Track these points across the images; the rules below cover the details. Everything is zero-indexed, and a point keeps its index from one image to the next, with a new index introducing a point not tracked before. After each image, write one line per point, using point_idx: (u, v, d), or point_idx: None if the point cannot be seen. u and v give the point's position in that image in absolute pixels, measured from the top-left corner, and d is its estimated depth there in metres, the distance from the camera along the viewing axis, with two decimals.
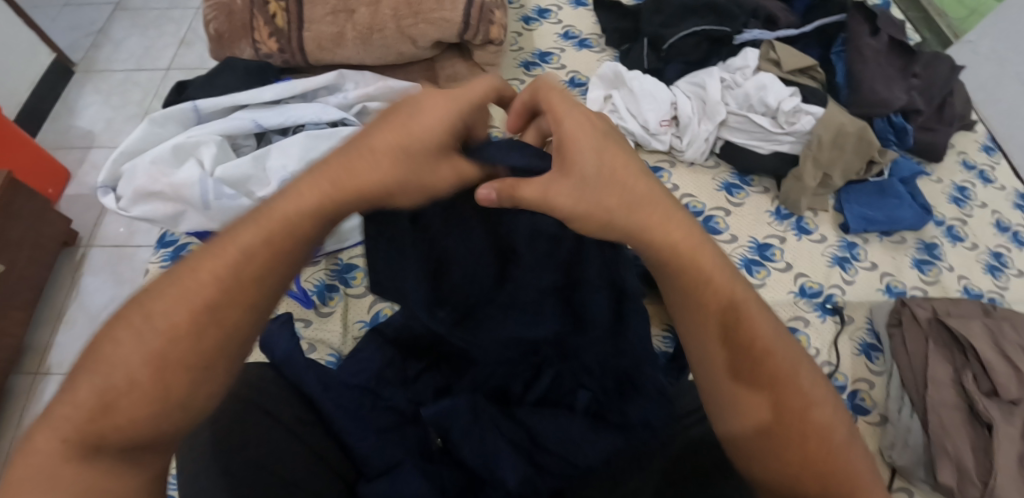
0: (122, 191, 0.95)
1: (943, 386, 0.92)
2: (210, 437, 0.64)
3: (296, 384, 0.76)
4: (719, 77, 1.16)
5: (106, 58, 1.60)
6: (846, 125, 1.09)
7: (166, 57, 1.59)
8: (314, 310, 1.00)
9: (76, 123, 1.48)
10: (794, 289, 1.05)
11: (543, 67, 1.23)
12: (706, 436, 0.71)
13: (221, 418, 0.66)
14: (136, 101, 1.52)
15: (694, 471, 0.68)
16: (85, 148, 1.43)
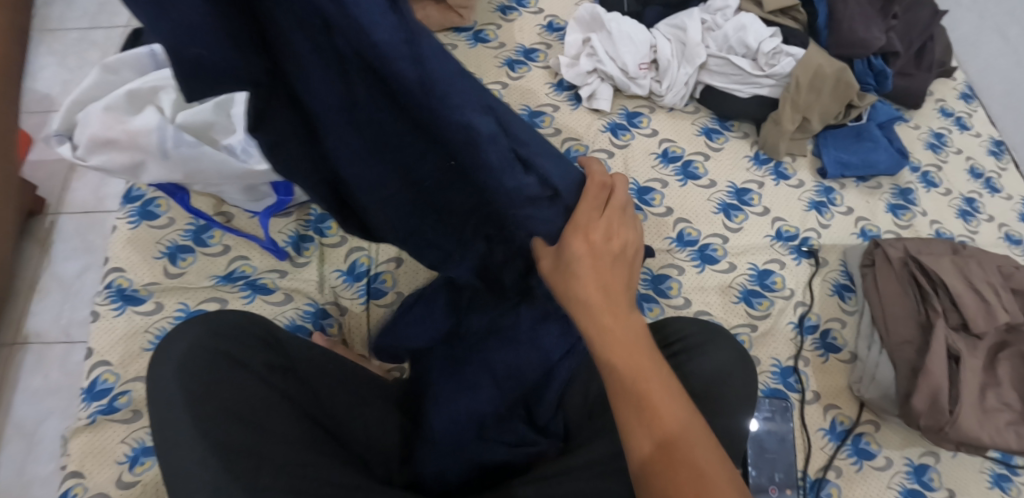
0: (78, 139, 0.87)
1: (906, 322, 0.94)
2: (179, 387, 0.66)
3: (266, 331, 0.77)
4: (701, 19, 1.13)
5: (59, 17, 1.62)
6: (824, 67, 1.07)
7: (124, 14, 1.62)
8: (289, 261, 0.98)
9: (33, 87, 1.52)
10: (770, 233, 1.06)
11: (520, 12, 1.19)
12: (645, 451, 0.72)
13: (188, 369, 0.68)
14: (92, 61, 1.55)
15: None
16: (44, 113, 1.49)
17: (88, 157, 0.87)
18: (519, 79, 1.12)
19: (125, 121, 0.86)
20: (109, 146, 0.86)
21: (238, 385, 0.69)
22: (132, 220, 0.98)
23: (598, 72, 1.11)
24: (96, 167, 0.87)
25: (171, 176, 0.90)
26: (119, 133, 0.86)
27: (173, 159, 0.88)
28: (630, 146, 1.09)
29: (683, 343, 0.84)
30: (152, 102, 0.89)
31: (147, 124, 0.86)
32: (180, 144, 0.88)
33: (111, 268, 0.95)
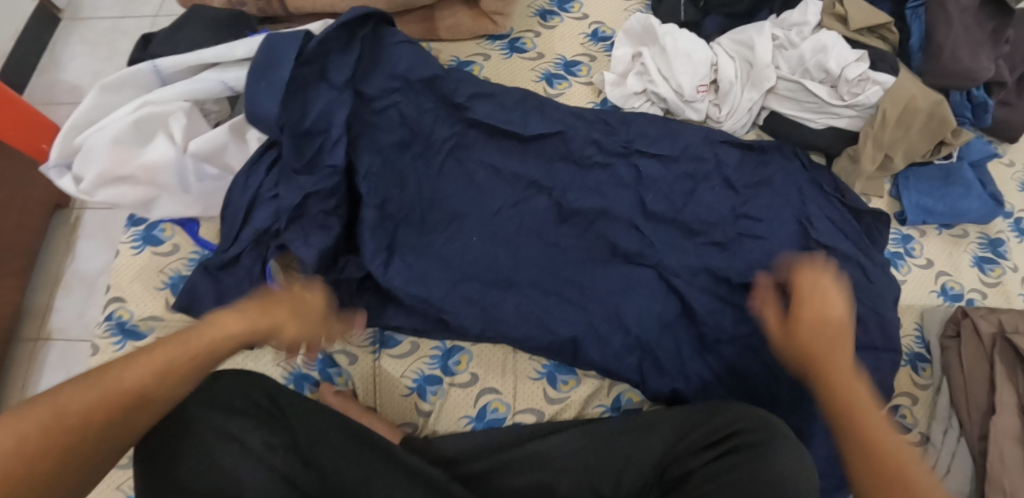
0: (81, 172, 0.79)
1: (1009, 412, 0.82)
2: (176, 463, 0.64)
3: (273, 396, 0.73)
4: (771, 34, 0.98)
5: (91, 4, 1.50)
6: (917, 99, 0.92)
7: (154, 2, 1.49)
8: None
9: (62, 77, 1.41)
10: (934, 289, 0.96)
11: (561, 17, 1.06)
12: (740, 424, 0.74)
13: (184, 451, 0.65)
14: (123, 52, 1.44)
15: (735, 447, 0.72)
16: (70, 104, 1.38)
17: (94, 193, 0.79)
18: (558, 97, 1.00)
19: (136, 154, 0.79)
20: (121, 181, 0.79)
21: (236, 465, 0.66)
22: (136, 245, 0.90)
23: (649, 94, 0.98)
24: (103, 203, 0.80)
25: (188, 212, 0.83)
26: (133, 169, 0.79)
27: (194, 194, 0.83)
28: (667, 165, 0.94)
29: (744, 437, 0.72)
30: (163, 128, 0.82)
31: (165, 158, 0.79)
32: (202, 178, 0.83)
33: (111, 299, 0.87)
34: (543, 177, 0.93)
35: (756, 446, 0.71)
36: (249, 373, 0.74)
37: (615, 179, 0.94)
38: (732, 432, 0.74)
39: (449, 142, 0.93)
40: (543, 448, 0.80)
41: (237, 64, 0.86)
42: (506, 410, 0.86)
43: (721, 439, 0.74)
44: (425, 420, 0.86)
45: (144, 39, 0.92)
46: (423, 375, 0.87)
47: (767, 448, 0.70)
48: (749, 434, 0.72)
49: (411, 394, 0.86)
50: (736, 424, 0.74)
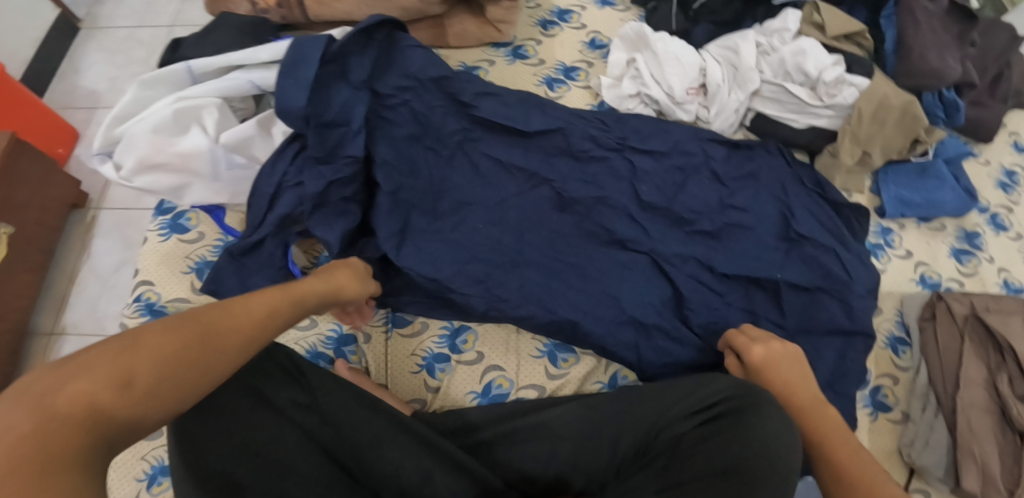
0: (122, 160, 0.86)
1: (975, 386, 0.89)
2: (210, 416, 0.72)
3: (297, 363, 0.80)
4: (755, 41, 1.06)
5: (109, 15, 1.58)
6: (891, 98, 0.99)
7: (169, 13, 1.57)
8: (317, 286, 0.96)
9: (81, 82, 1.50)
10: (914, 277, 1.02)
11: (560, 26, 1.15)
12: (728, 390, 0.80)
13: (218, 406, 0.73)
14: (140, 60, 1.52)
15: (722, 412, 0.78)
16: (90, 109, 1.46)
17: (133, 178, 0.87)
18: (558, 99, 1.07)
19: (172, 143, 0.87)
20: (157, 168, 0.87)
21: (263, 421, 0.74)
22: (163, 232, 0.97)
23: (643, 96, 1.06)
24: (141, 188, 0.87)
25: (216, 198, 0.91)
26: (169, 157, 0.87)
27: (223, 182, 0.91)
28: (659, 160, 1.01)
29: (729, 404, 0.78)
30: (196, 121, 0.89)
31: (198, 147, 0.87)
32: (231, 167, 0.90)
33: (140, 282, 0.94)
34: (544, 171, 1.00)
35: (737, 411, 0.77)
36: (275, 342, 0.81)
37: (611, 172, 1.00)
38: (719, 398, 0.80)
39: (458, 137, 1.00)
40: (543, 419, 0.86)
41: (263, 67, 0.93)
42: (510, 385, 0.92)
43: (711, 404, 0.80)
44: (433, 395, 0.91)
45: (175, 42, 1.00)
46: (432, 352, 0.93)
47: (753, 413, 0.76)
48: (734, 399, 0.78)
49: (420, 371, 0.92)
50: (725, 390, 0.80)
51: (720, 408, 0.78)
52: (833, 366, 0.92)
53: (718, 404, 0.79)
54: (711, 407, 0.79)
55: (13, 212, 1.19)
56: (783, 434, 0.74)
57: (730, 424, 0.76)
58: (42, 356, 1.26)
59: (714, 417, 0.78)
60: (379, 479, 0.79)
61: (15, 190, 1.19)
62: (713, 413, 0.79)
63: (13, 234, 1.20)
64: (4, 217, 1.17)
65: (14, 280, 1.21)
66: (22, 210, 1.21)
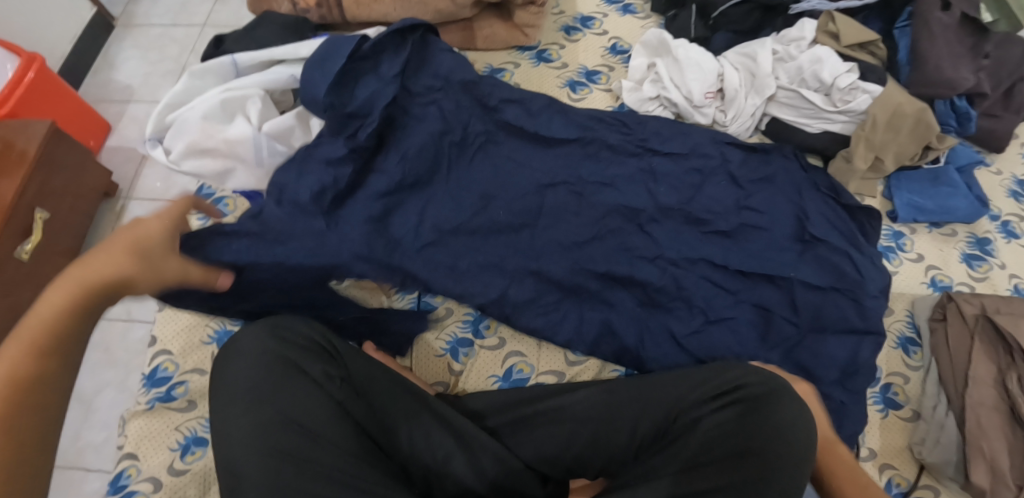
0: (172, 144, 0.92)
1: (984, 385, 0.91)
2: (250, 387, 0.76)
3: (332, 338, 0.83)
4: (772, 49, 1.10)
5: (144, 14, 1.66)
6: (904, 105, 1.03)
7: (202, 14, 1.64)
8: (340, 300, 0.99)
9: (115, 78, 1.56)
10: (925, 280, 1.04)
11: (584, 32, 1.19)
12: (746, 376, 0.82)
13: (259, 378, 0.76)
14: (172, 57, 1.59)
15: (741, 397, 0.80)
16: (124, 103, 1.53)
17: (182, 162, 0.92)
18: (580, 101, 1.12)
19: (220, 130, 0.91)
20: (205, 153, 0.92)
21: (301, 392, 0.77)
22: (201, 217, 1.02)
23: (663, 98, 1.10)
24: (188, 171, 0.92)
25: (257, 184, 0.95)
26: (216, 143, 0.91)
27: (265, 168, 0.94)
28: (676, 160, 1.05)
29: (747, 390, 0.81)
30: (241, 110, 0.94)
31: (244, 134, 0.91)
32: (273, 154, 0.94)
33: None
34: (564, 167, 1.04)
35: (756, 397, 0.79)
36: (308, 317, 0.84)
37: (629, 171, 1.04)
38: (738, 383, 0.82)
39: (481, 138, 1.03)
40: (564, 402, 0.88)
41: (303, 62, 0.99)
42: (530, 370, 0.95)
43: (731, 388, 0.82)
44: (457, 378, 0.95)
45: (219, 38, 1.05)
46: (455, 337, 0.97)
47: (771, 401, 0.78)
48: (751, 386, 0.81)
49: (444, 355, 0.96)
50: (745, 377, 0.82)
51: (740, 393, 0.81)
52: (847, 361, 0.93)
53: (736, 390, 0.82)
54: (730, 392, 0.82)
55: (50, 198, 1.24)
56: (797, 417, 0.77)
57: (750, 410, 0.79)
58: None
59: (733, 401, 0.81)
60: (406, 452, 0.83)
61: (52, 176, 1.24)
62: (732, 399, 0.81)
63: (49, 219, 1.25)
64: (42, 201, 1.23)
65: (49, 263, 1.26)
66: (59, 195, 1.27)
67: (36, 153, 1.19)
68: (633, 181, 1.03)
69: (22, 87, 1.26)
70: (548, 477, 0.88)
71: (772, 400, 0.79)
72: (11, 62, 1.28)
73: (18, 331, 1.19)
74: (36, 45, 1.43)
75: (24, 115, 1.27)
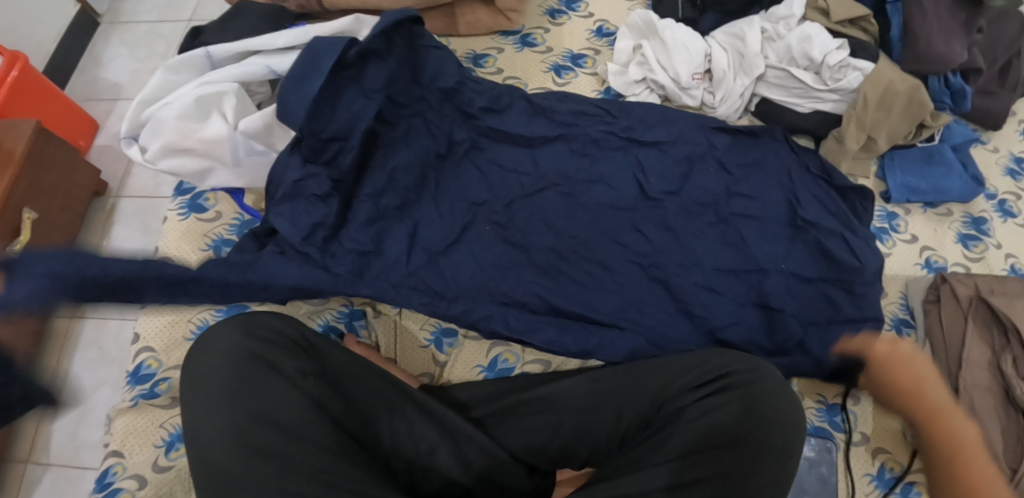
0: (147, 143, 0.90)
1: (978, 367, 0.89)
2: (224, 385, 0.76)
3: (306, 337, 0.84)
4: (761, 27, 1.07)
5: (131, 10, 1.64)
6: (896, 84, 1.00)
7: (189, 8, 1.62)
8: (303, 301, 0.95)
9: (103, 75, 1.55)
10: (919, 262, 1.02)
11: (568, 15, 1.17)
12: (731, 365, 0.81)
13: (234, 375, 0.76)
14: (159, 53, 1.57)
15: (725, 386, 0.79)
16: (111, 101, 1.51)
17: (158, 161, 0.91)
18: (566, 86, 1.10)
19: (195, 129, 0.90)
20: (182, 152, 0.91)
21: (275, 387, 0.77)
22: (182, 212, 1.01)
23: (649, 81, 1.08)
24: (165, 170, 0.91)
25: (237, 182, 0.96)
26: (193, 143, 0.90)
27: (244, 167, 0.94)
28: (665, 151, 1.04)
29: (733, 379, 0.79)
30: (217, 106, 0.92)
31: (219, 134, 0.90)
32: (251, 153, 0.93)
33: (160, 258, 0.98)
34: (549, 157, 1.03)
35: (738, 385, 0.79)
36: (282, 314, 0.85)
37: (616, 164, 1.03)
38: (721, 371, 0.81)
39: (465, 145, 1.02)
40: (547, 392, 0.87)
41: (279, 52, 0.98)
42: (516, 360, 0.94)
43: (715, 376, 0.81)
44: (442, 369, 0.93)
45: (196, 30, 1.04)
46: (440, 327, 0.95)
47: (755, 389, 0.77)
48: (736, 375, 0.80)
49: (428, 346, 0.94)
50: (730, 365, 0.81)
51: (725, 381, 0.80)
52: None
53: (719, 379, 0.80)
54: (714, 381, 0.81)
55: (40, 197, 1.24)
56: (780, 405, 0.76)
57: (736, 398, 0.77)
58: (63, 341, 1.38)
59: (716, 389, 0.79)
60: (388, 445, 0.83)
61: (42, 175, 1.24)
62: (716, 388, 0.80)
63: (38, 219, 1.24)
64: (32, 202, 1.22)
65: None
66: (49, 194, 1.26)
67: (24, 151, 1.17)
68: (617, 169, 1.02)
69: (7, 86, 1.24)
70: (534, 468, 0.87)
71: (756, 387, 0.78)
72: None
73: None
74: (21, 43, 1.42)
75: (11, 114, 1.26)
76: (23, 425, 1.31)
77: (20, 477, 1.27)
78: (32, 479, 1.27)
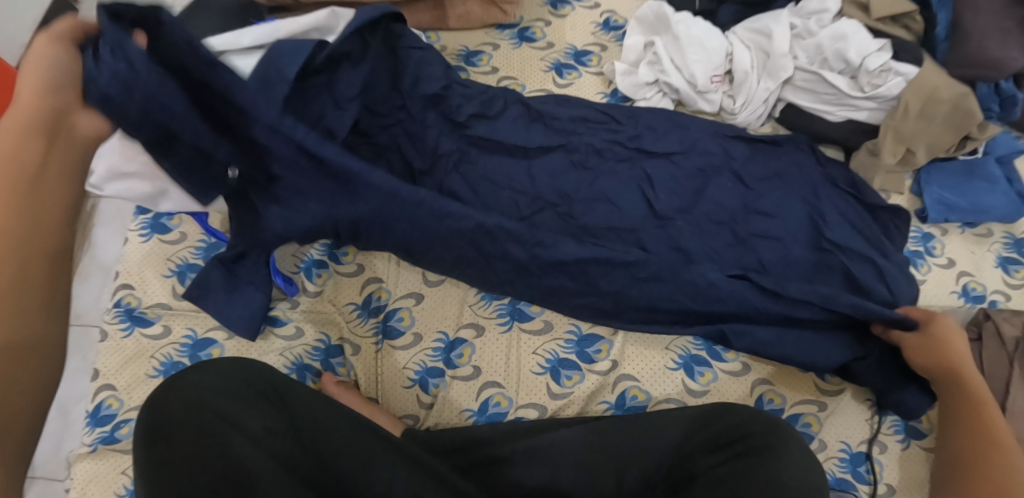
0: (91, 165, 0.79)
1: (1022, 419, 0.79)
2: (175, 447, 0.67)
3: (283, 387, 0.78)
4: (789, 22, 0.95)
5: None
6: (941, 90, 0.88)
7: None
8: (275, 336, 0.87)
9: None
10: (956, 289, 0.92)
11: (572, 5, 1.07)
12: (748, 426, 0.74)
13: (189, 435, 0.68)
14: None
15: (747, 448, 0.71)
16: None
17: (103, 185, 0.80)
18: (567, 87, 1.01)
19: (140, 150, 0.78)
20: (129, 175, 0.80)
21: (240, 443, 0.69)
22: (143, 233, 0.93)
23: (662, 84, 0.97)
24: (111, 195, 0.80)
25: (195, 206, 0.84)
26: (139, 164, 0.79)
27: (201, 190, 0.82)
28: (675, 162, 0.93)
29: (752, 441, 0.71)
30: None
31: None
32: None
33: (120, 285, 0.90)
34: (548, 174, 0.92)
35: (758, 445, 0.71)
36: (250, 363, 0.79)
37: (620, 179, 0.92)
38: (736, 430, 0.74)
39: (453, 157, 0.91)
40: (546, 443, 0.78)
41: (245, 53, 0.88)
42: (509, 404, 0.84)
43: (730, 436, 0.74)
44: (427, 412, 0.85)
45: None
46: (425, 367, 0.86)
47: (775, 451, 0.69)
48: (752, 436, 0.72)
49: (412, 386, 0.85)
50: (747, 424, 0.74)
51: (745, 442, 0.72)
52: None
53: (737, 441, 0.72)
54: (732, 442, 0.73)
55: None
56: (807, 468, 0.68)
57: (762, 462, 0.68)
58: None
59: (735, 450, 0.71)
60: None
61: None
62: (733, 449, 0.72)
63: None
64: None
65: None
66: None
67: None
68: (623, 184, 0.91)
69: None
70: None
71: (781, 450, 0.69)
72: None
73: None
74: None
75: None
76: None
77: None
78: None
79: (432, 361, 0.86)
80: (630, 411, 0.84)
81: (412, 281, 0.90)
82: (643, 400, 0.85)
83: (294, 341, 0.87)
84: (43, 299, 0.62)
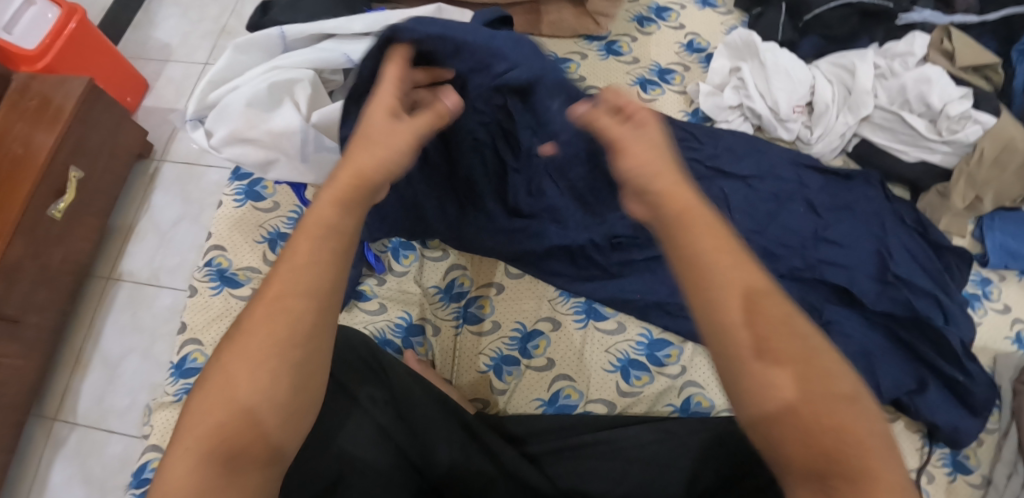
0: (214, 127, 0.84)
1: None
2: None
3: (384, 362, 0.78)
4: (874, 62, 1.00)
5: None
6: (1017, 141, 0.92)
7: None
8: (362, 310, 0.91)
9: (155, 35, 1.49)
10: (1010, 335, 0.95)
11: (658, 24, 1.12)
12: None
13: None
14: (212, 17, 1.50)
15: None
16: (162, 62, 1.45)
17: (222, 148, 0.85)
18: (650, 102, 1.05)
19: (265, 120, 0.83)
20: (247, 142, 0.84)
21: (348, 421, 0.73)
22: (238, 198, 0.97)
23: (744, 108, 1.01)
24: (228, 159, 0.85)
25: (301, 178, 0.88)
26: (260, 133, 0.84)
27: (309, 163, 0.87)
28: (751, 184, 0.96)
29: None
30: (289, 94, 0.85)
31: (289, 126, 0.83)
32: (320, 149, 0.86)
33: (212, 246, 0.94)
34: None
35: None
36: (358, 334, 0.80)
37: (699, 195, 0.96)
38: None
39: None
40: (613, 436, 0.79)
41: (353, 36, 0.91)
42: (579, 397, 0.88)
43: None
44: (499, 398, 0.88)
45: (267, 5, 0.99)
46: (501, 354, 0.90)
47: None
48: None
49: (486, 372, 0.89)
50: None
51: None
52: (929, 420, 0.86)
53: None
54: None
55: (85, 156, 1.18)
56: None
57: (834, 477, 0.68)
58: (98, 299, 1.26)
59: None
60: (442, 481, 0.74)
61: (89, 133, 1.18)
62: None
63: (83, 179, 1.18)
64: (77, 161, 1.16)
65: (81, 223, 1.20)
66: (95, 154, 1.20)
67: (74, 109, 1.12)
68: (699, 200, 0.95)
69: (63, 39, 1.19)
70: None
71: None
72: (50, 12, 1.21)
73: (49, 291, 1.14)
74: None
75: (63, 70, 1.21)
76: (52, 382, 1.22)
77: (46, 436, 1.17)
78: (57, 439, 1.17)
79: (509, 349, 0.90)
80: (694, 415, 0.86)
81: (494, 272, 0.95)
82: (704, 407, 0.87)
83: (377, 315, 0.91)
84: (270, 389, 0.52)
